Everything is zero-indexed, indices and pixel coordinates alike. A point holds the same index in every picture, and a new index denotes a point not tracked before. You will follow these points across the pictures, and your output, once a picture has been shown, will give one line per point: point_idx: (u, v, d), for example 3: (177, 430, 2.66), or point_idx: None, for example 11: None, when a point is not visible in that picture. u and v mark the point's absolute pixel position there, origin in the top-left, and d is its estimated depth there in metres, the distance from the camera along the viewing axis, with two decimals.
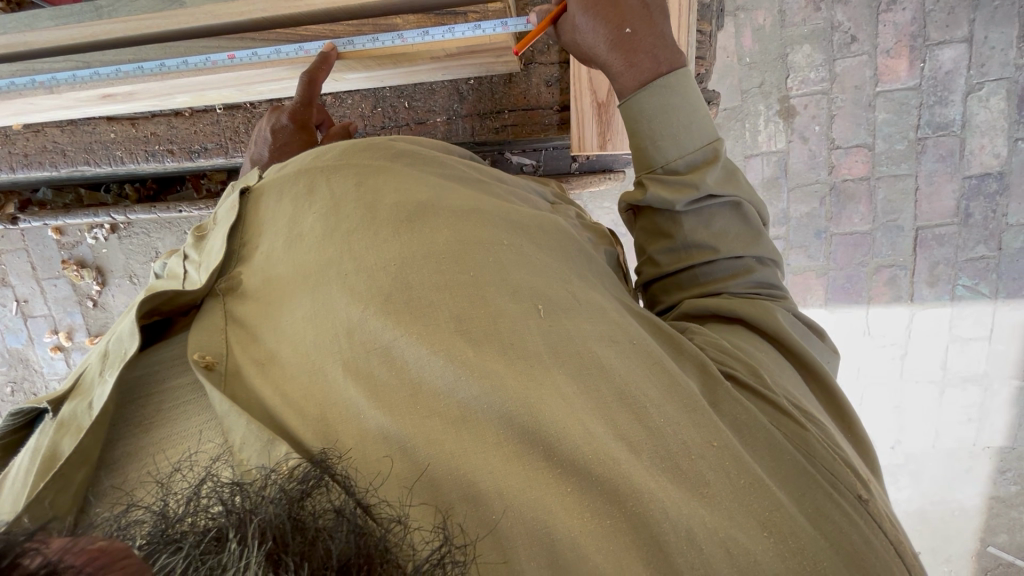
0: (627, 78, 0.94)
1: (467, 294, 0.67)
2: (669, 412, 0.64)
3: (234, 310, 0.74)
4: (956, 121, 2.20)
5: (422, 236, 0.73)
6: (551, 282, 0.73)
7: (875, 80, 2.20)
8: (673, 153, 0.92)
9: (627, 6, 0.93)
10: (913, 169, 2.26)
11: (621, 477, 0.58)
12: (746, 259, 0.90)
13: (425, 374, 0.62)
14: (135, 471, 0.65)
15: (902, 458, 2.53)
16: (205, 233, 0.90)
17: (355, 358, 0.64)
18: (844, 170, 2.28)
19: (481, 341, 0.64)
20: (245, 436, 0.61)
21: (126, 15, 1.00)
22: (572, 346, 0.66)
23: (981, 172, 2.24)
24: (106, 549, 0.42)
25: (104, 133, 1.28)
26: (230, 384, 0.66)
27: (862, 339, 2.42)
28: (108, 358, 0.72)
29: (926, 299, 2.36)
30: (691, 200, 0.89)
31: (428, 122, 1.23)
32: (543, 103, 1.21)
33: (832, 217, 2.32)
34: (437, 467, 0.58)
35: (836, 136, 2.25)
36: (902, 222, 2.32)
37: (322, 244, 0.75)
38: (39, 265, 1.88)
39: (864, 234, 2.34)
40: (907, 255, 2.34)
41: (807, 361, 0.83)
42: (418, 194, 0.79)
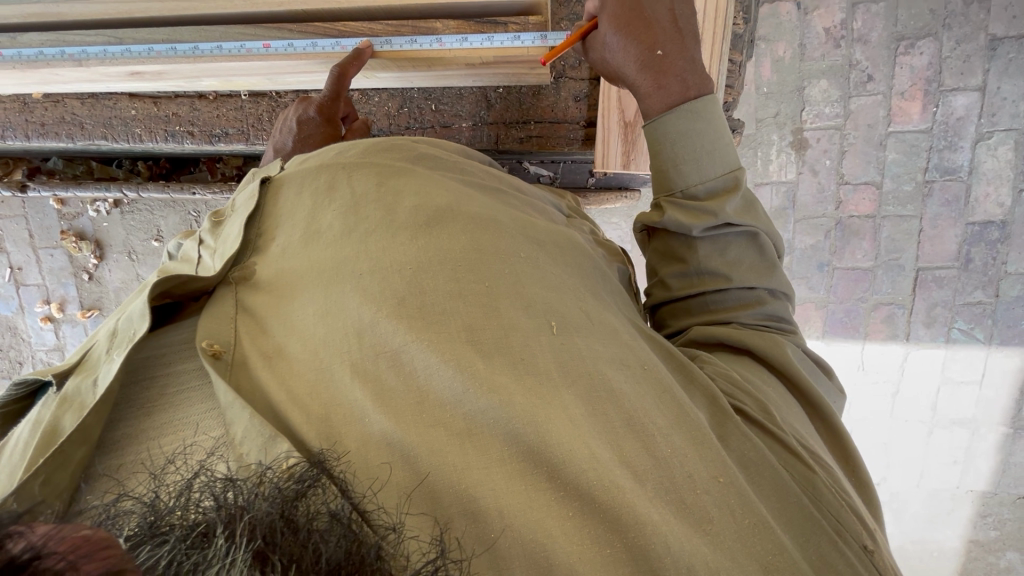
0: (655, 100, 0.94)
1: (482, 305, 0.67)
2: (674, 441, 0.64)
3: (248, 300, 0.73)
4: (963, 167, 2.24)
5: (441, 243, 0.73)
6: (566, 300, 0.73)
7: (887, 121, 2.23)
8: (695, 178, 0.92)
9: (661, 28, 0.93)
10: (918, 211, 2.29)
11: (624, 504, 0.57)
12: (758, 290, 0.90)
13: (433, 382, 0.62)
14: (132, 454, 0.63)
15: (885, 495, 2.54)
16: (223, 221, 0.89)
17: (366, 360, 0.64)
18: (851, 206, 2.30)
19: (491, 354, 0.64)
20: (248, 430, 0.59)
21: None
22: (582, 366, 0.65)
23: (984, 219, 2.27)
24: (88, 540, 0.40)
25: (125, 109, 1.27)
26: (237, 374, 0.65)
27: (855, 373, 2.44)
28: (116, 337, 0.71)
29: (922, 339, 2.38)
30: (708, 226, 0.89)
31: (453, 127, 1.23)
32: (569, 117, 1.21)
33: (835, 251, 2.35)
34: (438, 478, 0.57)
35: (846, 172, 2.28)
36: (903, 262, 2.34)
37: (338, 242, 0.74)
38: (37, 234, 1.85)
39: (865, 271, 2.36)
40: (907, 294, 2.36)
41: (812, 399, 0.84)
42: (439, 200, 0.79)
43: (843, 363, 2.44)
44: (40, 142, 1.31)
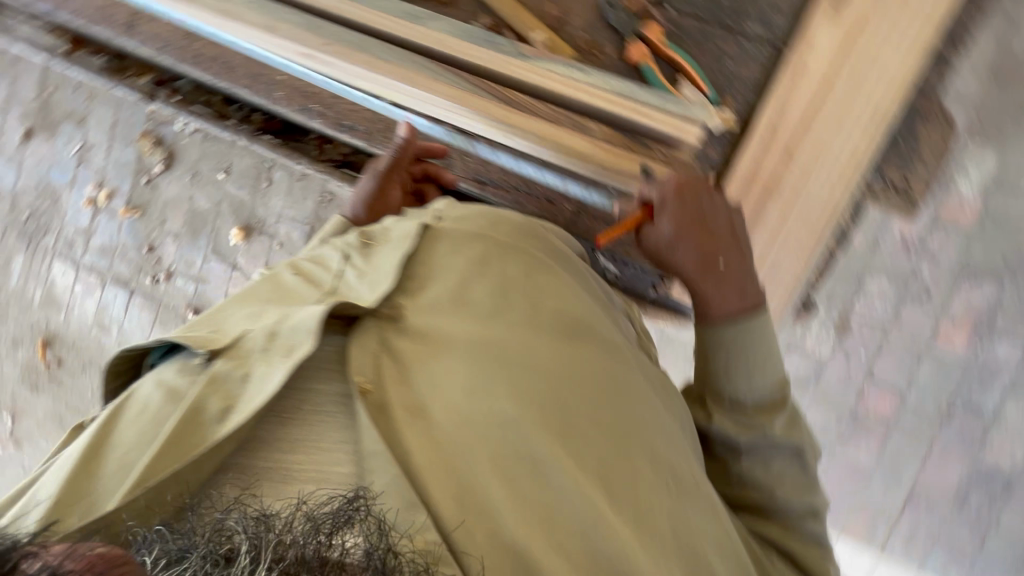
0: (717, 305, 0.98)
1: (616, 445, 0.75)
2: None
3: (393, 341, 0.79)
4: (988, 411, 2.25)
5: (583, 364, 0.81)
6: (672, 454, 0.80)
7: (932, 338, 2.26)
8: (744, 388, 0.95)
9: (721, 237, 0.99)
10: (932, 433, 2.30)
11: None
12: (799, 508, 0.95)
13: (566, 508, 0.69)
14: (263, 458, 0.70)
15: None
16: (371, 246, 0.94)
17: (496, 451, 0.71)
18: (869, 402, 2.33)
19: (617, 495, 0.72)
20: (382, 484, 0.67)
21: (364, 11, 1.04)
22: (684, 531, 0.75)
23: (993, 467, 2.26)
24: (102, 557, 0.51)
25: (275, 74, 1.36)
26: (382, 417, 0.71)
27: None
28: (268, 339, 0.76)
29: (894, 557, 2.34)
30: (751, 438, 0.94)
31: (556, 204, 1.29)
32: None
33: (841, 436, 2.36)
34: None
35: (877, 369, 2.30)
36: (901, 475, 2.32)
37: (485, 326, 0.82)
38: (120, 125, 1.93)
39: (863, 468, 2.35)
40: (895, 508, 2.33)
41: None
42: (579, 313, 0.87)
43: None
44: (188, 69, 1.41)
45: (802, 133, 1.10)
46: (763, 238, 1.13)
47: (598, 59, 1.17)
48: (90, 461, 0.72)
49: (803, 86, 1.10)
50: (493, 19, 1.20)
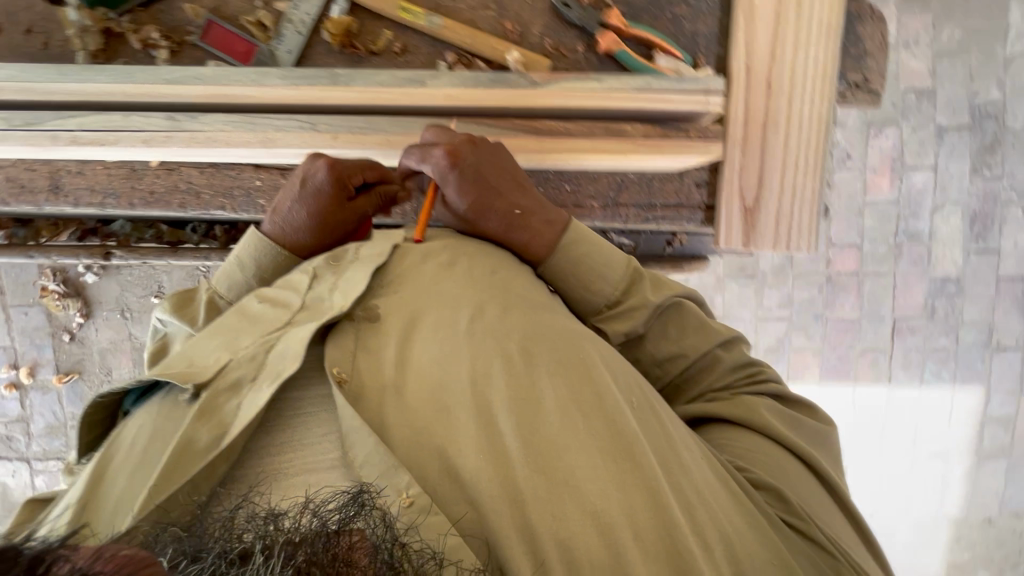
0: (536, 245, 0.96)
1: (577, 374, 0.76)
2: (738, 544, 0.71)
3: (368, 338, 0.79)
4: (924, 233, 2.44)
5: (535, 320, 0.82)
6: (634, 381, 0.82)
7: (863, 192, 2.40)
8: (608, 289, 0.95)
9: (502, 189, 0.96)
10: (891, 269, 2.46)
11: (691, 563, 0.66)
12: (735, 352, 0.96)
13: (555, 437, 0.70)
14: (261, 470, 0.67)
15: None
16: (341, 262, 0.89)
17: (483, 411, 0.71)
18: (837, 264, 2.46)
19: (589, 418, 0.73)
20: (366, 456, 0.66)
21: (364, 85, 1.03)
22: (665, 442, 0.76)
23: (943, 275, 2.47)
24: (130, 558, 0.45)
25: (249, 180, 1.21)
26: (359, 401, 0.72)
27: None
28: (262, 365, 0.73)
29: (902, 380, 2.52)
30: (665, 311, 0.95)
31: (584, 207, 1.24)
32: (690, 201, 1.24)
33: (826, 302, 2.48)
34: (543, 521, 0.65)
35: (833, 236, 2.44)
36: (883, 312, 2.49)
37: (439, 303, 0.82)
38: (10, 290, 1.69)
39: (852, 321, 2.50)
40: (886, 341, 2.50)
41: (846, 542, 0.78)
42: (514, 275, 0.90)
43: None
44: (148, 210, 1.22)
45: (773, 67, 1.17)
46: (777, 166, 1.21)
47: (569, 57, 1.20)
48: (88, 504, 0.68)
49: (758, 23, 1.16)
50: (456, 52, 1.18)
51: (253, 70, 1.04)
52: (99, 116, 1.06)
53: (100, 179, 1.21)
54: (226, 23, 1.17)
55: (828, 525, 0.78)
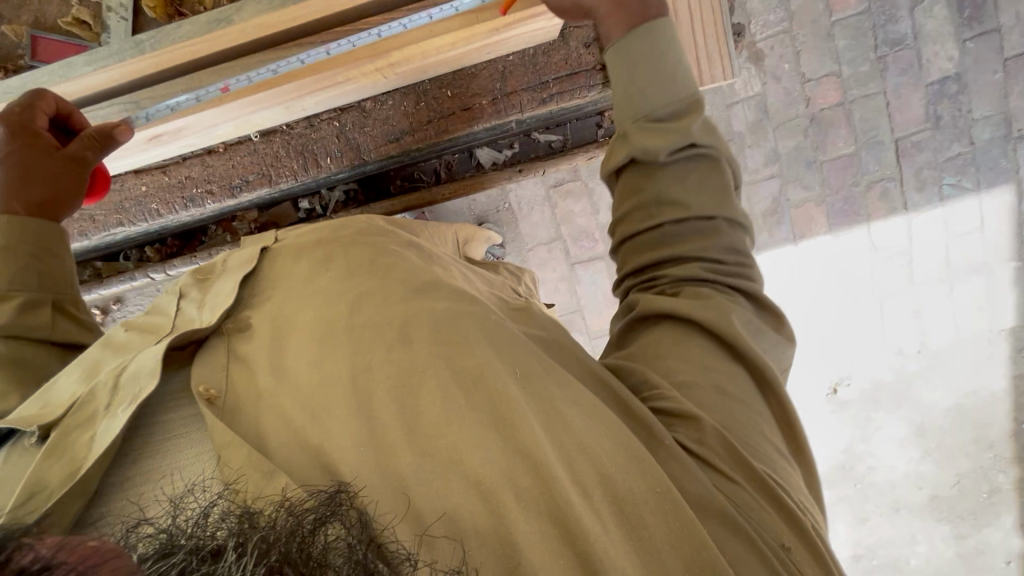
0: (614, 25, 0.92)
1: (454, 345, 0.68)
2: (634, 488, 0.63)
3: (241, 348, 0.73)
4: (908, 35, 2.18)
5: (419, 299, 0.73)
6: (526, 345, 0.73)
7: (828, 11, 2.17)
8: (659, 99, 0.88)
9: None
10: (880, 86, 2.22)
11: (578, 524, 0.60)
12: (717, 220, 0.86)
13: (432, 416, 0.64)
14: (136, 494, 0.62)
15: (871, 386, 2.47)
16: (210, 278, 0.83)
17: (363, 402, 0.66)
18: (819, 100, 2.23)
19: (468, 391, 0.66)
20: (239, 463, 0.60)
21: (171, 42, 0.90)
22: (552, 403, 0.68)
23: (941, 76, 2.21)
24: (96, 550, 0.42)
25: (134, 188, 1.19)
26: (230, 417, 0.66)
27: (834, 269, 2.36)
28: (115, 390, 0.66)
29: (919, 204, 2.30)
30: (674, 148, 0.86)
31: (473, 107, 1.13)
32: (584, 64, 1.11)
33: (818, 145, 2.26)
34: (422, 507, 0.60)
35: (806, 69, 2.21)
36: (882, 136, 2.26)
37: (318, 300, 0.75)
38: None
39: (851, 155, 2.27)
40: (893, 166, 2.27)
41: (764, 468, 0.72)
42: (399, 255, 0.81)
43: (813, 266, 2.36)
44: None
45: None
46: None
47: None
48: None
49: None
50: None
51: (61, 66, 0.98)
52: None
53: None
54: (50, 33, 1.10)
55: (746, 444, 0.74)
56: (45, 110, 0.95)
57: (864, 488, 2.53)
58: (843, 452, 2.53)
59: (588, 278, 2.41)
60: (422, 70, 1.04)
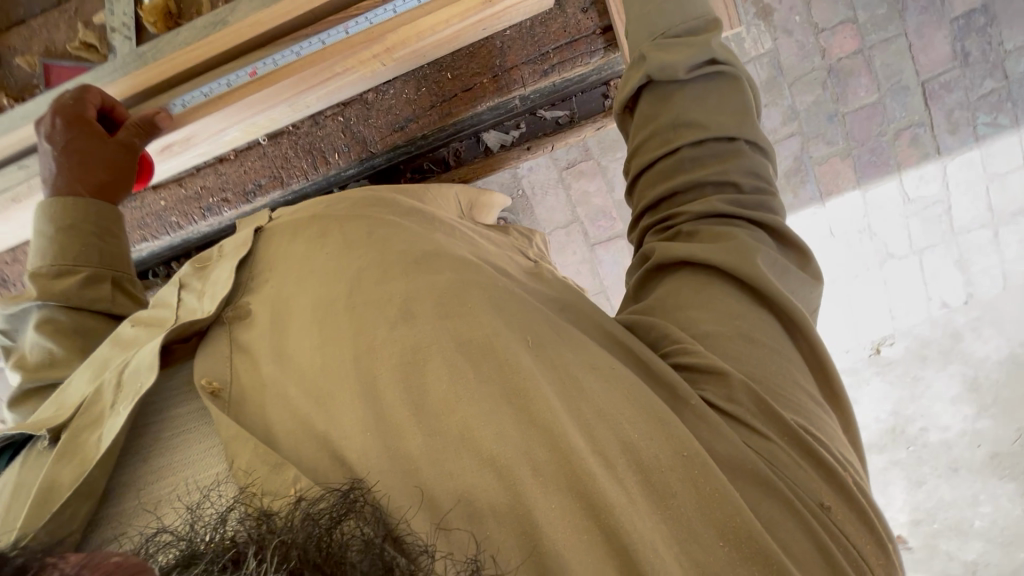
0: None
1: (462, 319, 0.67)
2: (657, 455, 0.61)
3: (243, 337, 0.72)
4: None
5: (422, 276, 0.71)
6: (533, 314, 0.71)
7: None
8: (676, 19, 0.95)
9: None
10: (900, 28, 2.11)
11: (599, 494, 0.58)
12: (737, 141, 0.90)
13: (440, 393, 0.63)
14: (148, 496, 0.63)
15: (916, 343, 2.36)
16: (208, 265, 0.82)
17: (368, 385, 0.64)
18: (835, 50, 2.13)
19: (478, 363, 0.64)
20: (252, 463, 0.60)
21: (174, 51, 0.92)
22: (566, 370, 0.66)
23: (966, 10, 2.08)
24: (119, 565, 0.41)
25: (154, 203, 1.22)
26: (236, 408, 0.66)
27: (866, 223, 2.26)
28: (119, 388, 0.68)
29: (953, 147, 2.18)
30: (693, 64, 0.92)
31: (474, 88, 1.12)
32: (583, 30, 1.09)
33: (838, 97, 2.16)
34: (435, 485, 0.59)
35: (818, 19, 2.11)
36: (906, 80, 2.15)
37: (317, 284, 0.73)
38: None
39: (874, 104, 2.17)
40: (922, 111, 2.16)
41: (797, 420, 0.69)
42: (398, 230, 0.78)
43: (843, 224, 2.26)
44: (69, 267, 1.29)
45: None
46: None
47: None
48: None
49: None
50: None
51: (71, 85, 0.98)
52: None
53: None
54: (61, 60, 1.13)
55: (776, 395, 0.71)
56: (94, 101, 0.92)
57: (918, 451, 2.42)
58: (892, 414, 2.42)
59: (610, 258, 2.35)
60: (419, 55, 1.03)
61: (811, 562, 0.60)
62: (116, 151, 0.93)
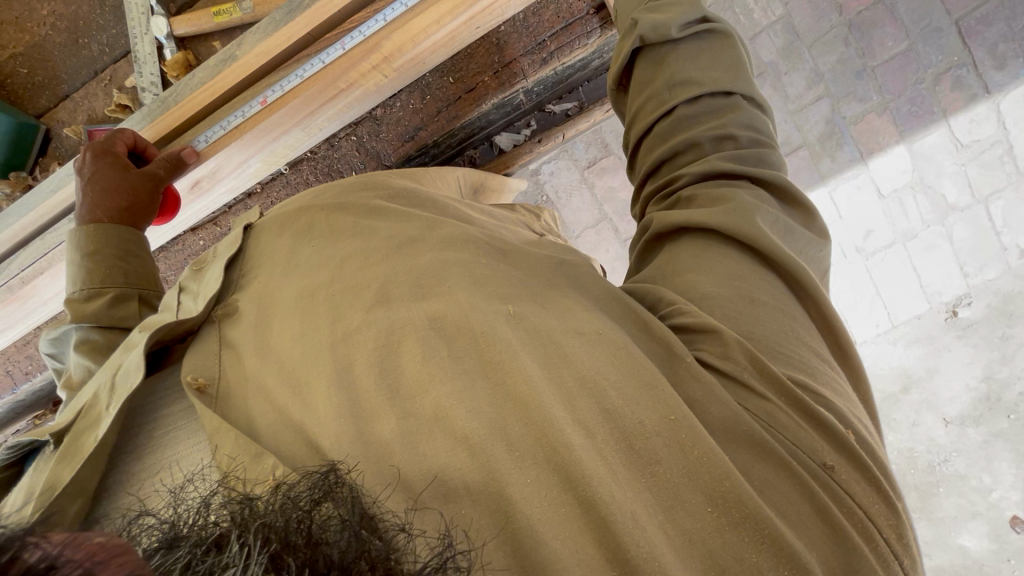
0: None
1: (439, 297, 0.66)
2: (641, 418, 0.57)
3: (229, 332, 0.72)
4: None
5: (400, 259, 0.71)
6: (513, 285, 0.70)
7: None
8: None
9: None
10: None
11: (575, 464, 0.54)
12: (734, 96, 0.87)
13: (410, 373, 0.61)
14: (136, 486, 0.62)
15: (999, 299, 2.15)
16: (204, 267, 0.85)
17: (345, 369, 0.63)
18: (853, 4, 2.03)
19: (453, 338, 0.62)
20: (234, 450, 0.58)
21: (193, 90, 0.97)
22: (545, 337, 0.63)
23: None
24: (104, 545, 0.39)
25: (194, 244, 1.30)
26: (222, 404, 0.65)
27: (916, 176, 2.11)
28: (112, 390, 0.67)
29: (1003, 83, 2.02)
30: (683, 24, 0.91)
31: (477, 87, 1.14)
32: (577, 12, 1.08)
33: (864, 52, 2.05)
34: (406, 465, 0.56)
35: None
36: (938, 22, 2.02)
37: (303, 273, 0.74)
38: None
39: (905, 52, 2.04)
40: (960, 50, 2.02)
41: (787, 373, 0.64)
42: (379, 216, 0.79)
43: (886, 179, 2.12)
44: None
45: None
46: None
47: None
48: None
49: None
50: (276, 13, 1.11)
51: None
52: (24, 254, 1.09)
53: None
54: (101, 124, 1.22)
55: (773, 352, 0.65)
56: (125, 139, 0.97)
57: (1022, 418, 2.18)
58: (985, 380, 2.19)
59: None
60: (419, 61, 1.06)
61: (807, 525, 0.55)
62: (138, 182, 0.94)
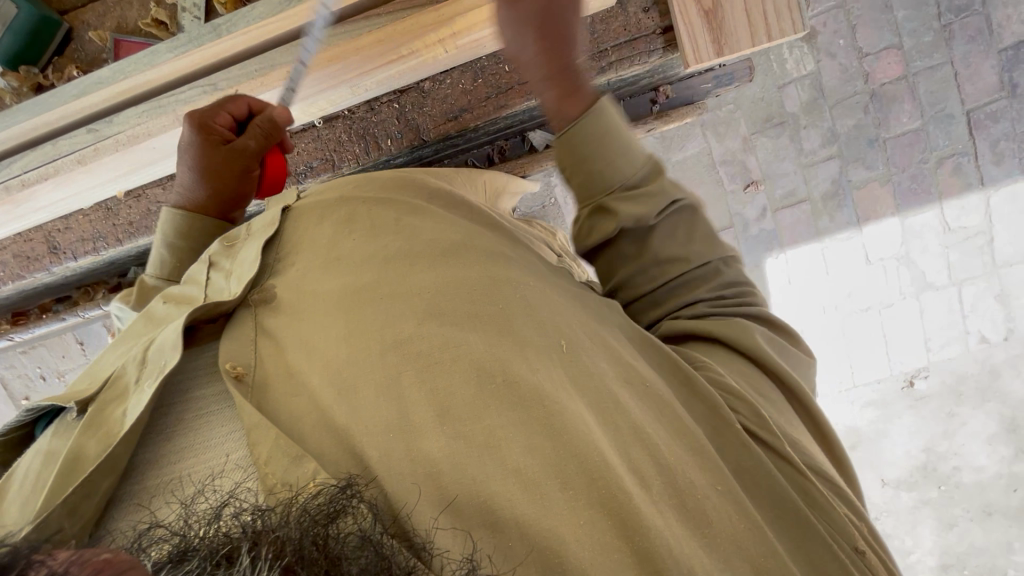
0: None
1: (492, 320, 0.66)
2: (693, 477, 0.61)
3: (266, 321, 0.69)
4: None
5: (456, 271, 0.71)
6: (569, 314, 0.71)
7: None
8: (628, 170, 0.81)
9: None
10: (946, 56, 2.09)
11: (632, 511, 0.56)
12: (713, 261, 0.86)
13: (453, 394, 0.61)
14: (158, 478, 0.59)
15: (952, 378, 2.28)
16: (235, 243, 0.81)
17: (391, 381, 0.62)
18: (879, 75, 2.11)
19: (508, 363, 0.63)
20: (273, 453, 0.56)
21: (251, 23, 0.95)
22: (592, 379, 0.65)
23: (1016, 41, 2.07)
24: (113, 559, 0.39)
25: None
26: (257, 397, 0.62)
27: (903, 249, 2.21)
28: (143, 364, 0.65)
29: (997, 179, 2.14)
30: (660, 211, 0.82)
31: (532, 80, 1.13)
32: (644, 29, 1.09)
33: (879, 122, 2.13)
34: (459, 491, 0.56)
35: (862, 44, 2.09)
36: (951, 109, 2.12)
37: (354, 268, 0.72)
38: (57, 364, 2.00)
39: (917, 131, 2.14)
40: (965, 140, 2.13)
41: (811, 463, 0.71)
42: (416, 222, 0.77)
43: (879, 250, 2.21)
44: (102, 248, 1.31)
45: None
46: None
47: None
48: None
49: None
50: None
51: (144, 54, 0.99)
52: (34, 154, 1.05)
53: (86, 227, 1.31)
54: (131, 36, 1.16)
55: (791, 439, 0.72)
56: (223, 108, 0.95)
57: (950, 491, 2.32)
58: (924, 450, 2.32)
59: None
60: (479, 45, 1.05)
61: None
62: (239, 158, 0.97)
